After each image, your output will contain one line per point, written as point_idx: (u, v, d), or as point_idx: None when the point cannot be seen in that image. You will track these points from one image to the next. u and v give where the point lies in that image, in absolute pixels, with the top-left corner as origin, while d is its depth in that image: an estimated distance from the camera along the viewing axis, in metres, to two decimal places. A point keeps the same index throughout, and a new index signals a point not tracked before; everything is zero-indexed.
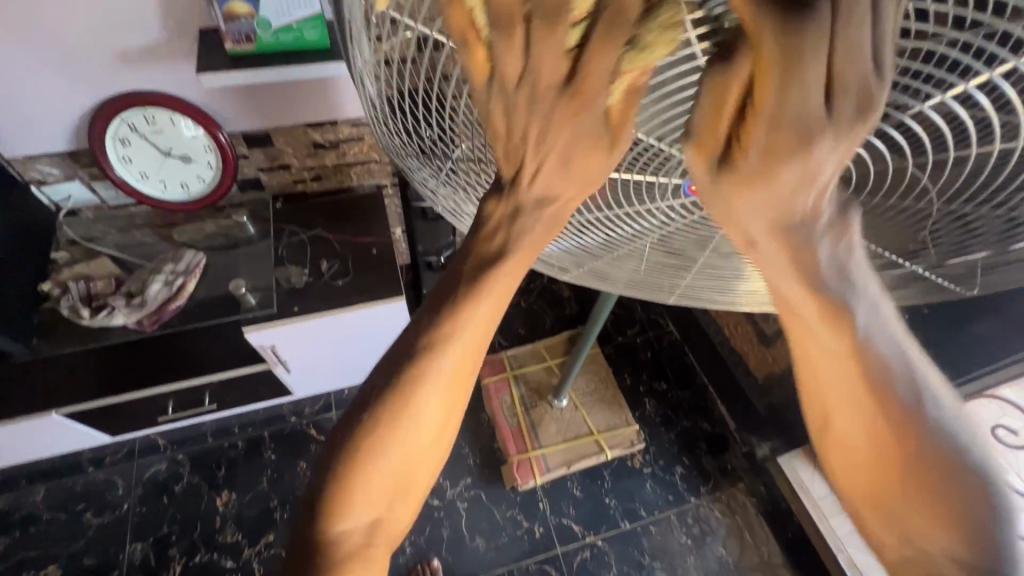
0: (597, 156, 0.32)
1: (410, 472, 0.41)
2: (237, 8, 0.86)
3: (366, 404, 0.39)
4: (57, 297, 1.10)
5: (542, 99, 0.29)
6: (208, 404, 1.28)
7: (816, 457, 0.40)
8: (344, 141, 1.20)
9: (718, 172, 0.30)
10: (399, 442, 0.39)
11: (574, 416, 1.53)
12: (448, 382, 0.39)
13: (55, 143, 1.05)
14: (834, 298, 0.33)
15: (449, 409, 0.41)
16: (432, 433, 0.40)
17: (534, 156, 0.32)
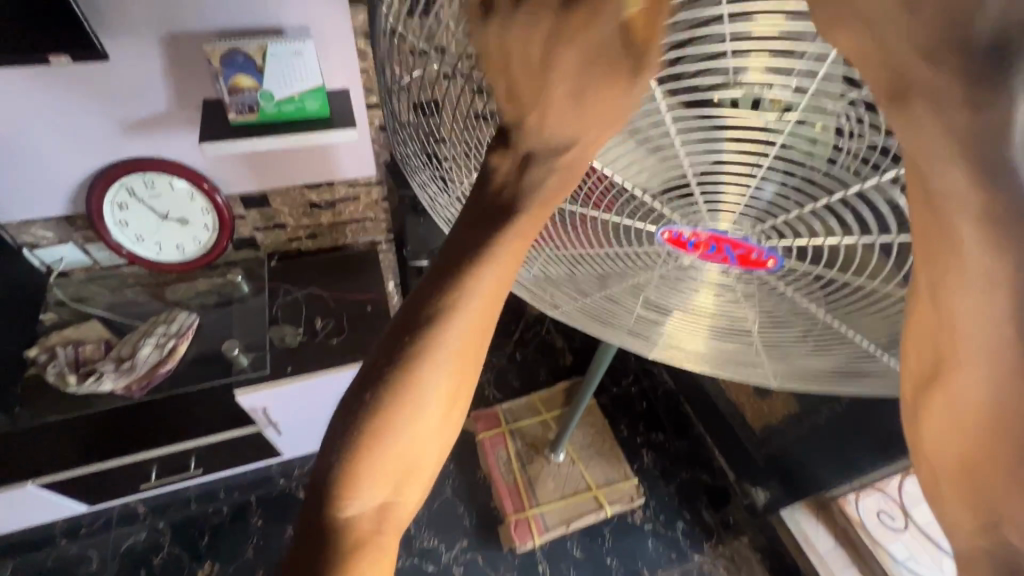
0: (616, 85, 0.32)
1: (418, 451, 0.38)
2: (242, 82, 0.89)
3: (371, 375, 0.36)
4: (42, 363, 1.09)
5: (543, 13, 0.30)
6: (194, 469, 1.24)
7: (912, 404, 0.32)
8: (340, 201, 1.23)
9: None
10: (402, 411, 0.36)
11: (572, 470, 1.50)
12: (459, 353, 0.37)
13: (51, 208, 1.05)
14: (1007, 203, 0.24)
15: (460, 374, 0.37)
16: (440, 401, 0.37)
17: (540, 84, 0.32)
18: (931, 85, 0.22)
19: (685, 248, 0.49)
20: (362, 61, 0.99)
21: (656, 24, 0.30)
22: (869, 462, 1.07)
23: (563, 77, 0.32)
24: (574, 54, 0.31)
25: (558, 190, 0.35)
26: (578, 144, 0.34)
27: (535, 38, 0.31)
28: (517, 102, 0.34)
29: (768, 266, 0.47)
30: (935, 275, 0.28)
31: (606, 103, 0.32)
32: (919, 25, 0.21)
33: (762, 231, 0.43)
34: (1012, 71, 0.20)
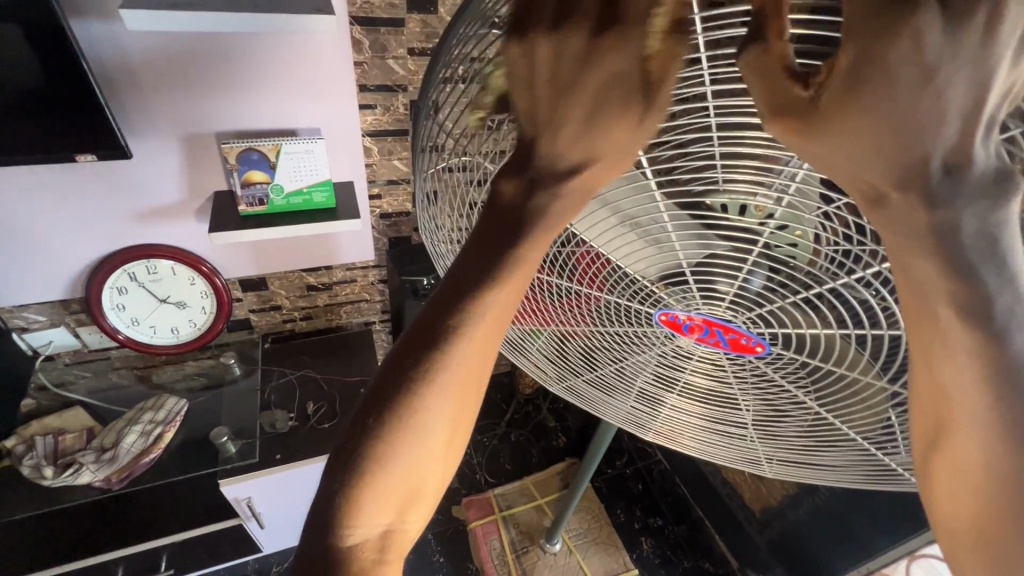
0: (627, 119, 0.32)
1: (418, 480, 0.38)
2: (254, 176, 0.95)
3: (378, 405, 0.37)
4: (18, 454, 1.03)
5: (571, 35, 0.31)
6: (164, 570, 1.14)
7: (915, 469, 0.36)
8: (337, 283, 1.27)
9: (814, 135, 0.27)
10: (409, 438, 0.36)
11: (569, 561, 1.43)
12: (462, 374, 0.37)
13: (48, 293, 1.05)
14: (975, 291, 0.28)
15: (462, 405, 0.38)
16: (446, 420, 0.37)
17: (557, 114, 0.32)
18: (902, 204, 0.27)
19: (680, 331, 0.51)
20: (367, 157, 1.07)
21: (669, 66, 0.30)
22: (875, 545, 1.05)
23: (581, 94, 0.31)
24: (593, 77, 0.31)
25: (565, 215, 0.35)
26: (594, 167, 0.34)
27: (570, 48, 0.31)
28: (533, 123, 0.33)
29: (756, 352, 0.50)
30: (924, 354, 0.32)
31: (616, 137, 0.32)
32: (886, 163, 0.26)
33: (751, 317, 0.46)
34: (952, 183, 0.26)
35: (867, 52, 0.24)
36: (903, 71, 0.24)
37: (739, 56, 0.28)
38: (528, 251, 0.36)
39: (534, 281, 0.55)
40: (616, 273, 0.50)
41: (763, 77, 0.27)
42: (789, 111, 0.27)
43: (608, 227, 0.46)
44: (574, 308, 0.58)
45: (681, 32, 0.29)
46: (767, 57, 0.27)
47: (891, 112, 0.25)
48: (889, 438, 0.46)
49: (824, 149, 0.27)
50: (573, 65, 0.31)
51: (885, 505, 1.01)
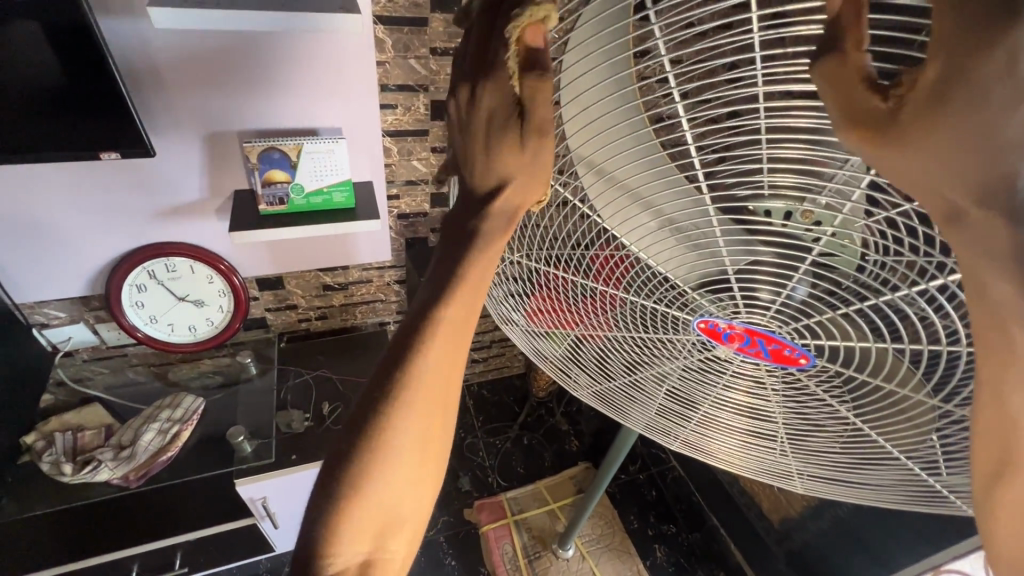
0: (513, 151, 0.34)
1: (397, 504, 0.38)
2: (275, 175, 0.95)
3: (353, 428, 0.37)
4: (38, 450, 1.03)
5: (472, 77, 0.34)
6: (178, 568, 1.14)
7: (974, 499, 0.36)
8: (353, 283, 1.27)
9: (885, 144, 0.27)
10: (380, 461, 0.36)
11: (582, 568, 1.42)
12: (427, 392, 0.37)
13: (69, 290, 1.05)
14: None
15: (431, 425, 0.38)
16: (416, 444, 0.37)
17: (476, 148, 0.36)
18: (982, 222, 0.25)
19: (719, 340, 0.50)
20: (386, 157, 1.07)
21: (540, 97, 0.33)
22: (899, 560, 1.03)
23: (478, 134, 0.35)
24: (480, 111, 0.34)
25: (492, 236, 0.36)
26: (507, 189, 0.36)
27: (467, 98, 0.35)
28: (467, 155, 0.37)
29: (800, 364, 0.48)
30: (992, 383, 0.30)
31: (512, 161, 0.35)
32: (963, 179, 0.25)
33: (792, 329, 0.44)
34: None
35: (954, 62, 0.23)
36: (993, 82, 0.22)
37: (814, 66, 0.28)
38: (466, 271, 0.37)
39: (559, 282, 0.55)
40: (644, 273, 0.49)
41: (837, 87, 0.28)
42: (863, 122, 0.27)
43: (645, 230, 0.46)
44: (598, 312, 0.57)
45: (532, 73, 0.32)
46: (845, 68, 0.27)
47: (971, 124, 0.23)
48: (930, 458, 0.45)
49: (897, 158, 0.27)
50: (468, 111, 0.35)
51: (910, 519, 0.99)
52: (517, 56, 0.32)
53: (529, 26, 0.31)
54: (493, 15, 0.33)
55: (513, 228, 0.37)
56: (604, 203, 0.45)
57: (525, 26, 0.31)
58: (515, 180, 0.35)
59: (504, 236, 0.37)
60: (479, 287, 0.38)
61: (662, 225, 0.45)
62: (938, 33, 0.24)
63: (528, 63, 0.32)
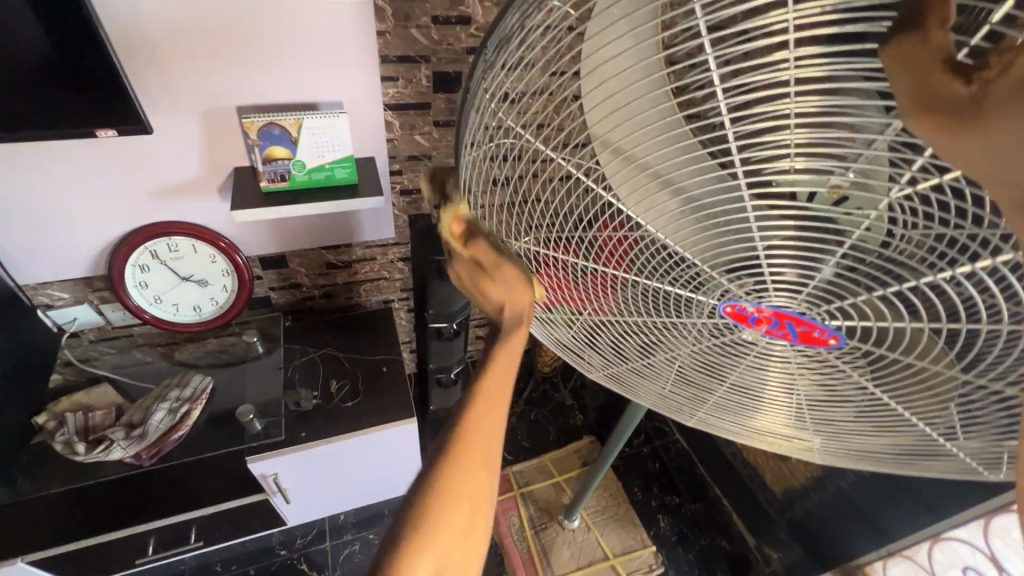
0: (491, 280, 0.50)
1: (460, 522, 0.46)
2: (275, 152, 0.93)
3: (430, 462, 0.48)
4: (50, 430, 1.04)
5: (455, 267, 0.52)
6: (193, 542, 1.17)
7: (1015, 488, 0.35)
8: (357, 261, 1.26)
9: (963, 131, 0.27)
10: (446, 484, 0.47)
11: (587, 538, 1.44)
12: (479, 427, 0.49)
13: (73, 271, 1.05)
14: None
15: (481, 456, 0.49)
16: (473, 468, 0.48)
17: (476, 294, 0.53)
18: None
19: (745, 323, 0.49)
20: (388, 132, 1.04)
21: (484, 248, 0.50)
22: (900, 528, 1.06)
23: (470, 288, 0.52)
24: (468, 280, 0.52)
25: (514, 320, 0.52)
26: (508, 302, 0.51)
27: (459, 275, 0.52)
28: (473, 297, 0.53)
29: (829, 345, 0.48)
30: None
31: (498, 281, 0.50)
32: None
33: (823, 312, 0.44)
34: None
35: None
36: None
37: (888, 44, 0.28)
38: (498, 348, 0.52)
39: (574, 267, 0.54)
40: (667, 256, 0.48)
41: (911, 68, 0.28)
42: (941, 106, 0.27)
43: (667, 211, 0.45)
44: (609, 294, 0.56)
45: (471, 242, 0.49)
46: (923, 48, 0.27)
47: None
48: (949, 424, 0.47)
49: (972, 145, 0.27)
50: (465, 280, 0.52)
51: (913, 491, 1.00)
52: (456, 240, 0.50)
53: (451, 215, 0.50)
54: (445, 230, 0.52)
55: (526, 313, 0.51)
56: (621, 181, 0.44)
57: (450, 221, 0.50)
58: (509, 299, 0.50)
59: (521, 326, 0.51)
60: (512, 357, 0.53)
61: (684, 207, 0.44)
62: None
63: (467, 235, 0.50)
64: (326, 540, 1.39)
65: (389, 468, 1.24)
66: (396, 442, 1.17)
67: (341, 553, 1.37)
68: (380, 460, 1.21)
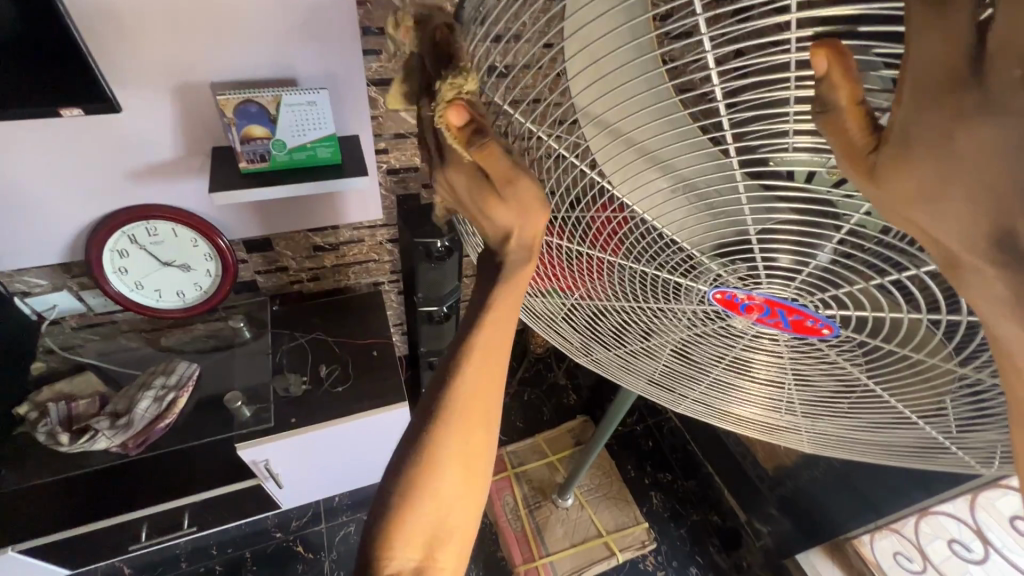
0: (496, 203, 0.41)
1: (445, 508, 0.44)
2: (254, 131, 0.89)
3: (412, 439, 0.45)
4: (33, 420, 1.02)
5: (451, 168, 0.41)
6: (186, 527, 1.17)
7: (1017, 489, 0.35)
8: (344, 243, 1.23)
9: (881, 187, 0.29)
10: (427, 470, 0.44)
11: (581, 515, 1.45)
12: (469, 408, 0.45)
13: (47, 257, 1.01)
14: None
15: (469, 439, 0.45)
16: (459, 450, 0.45)
17: (475, 210, 0.43)
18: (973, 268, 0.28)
19: (735, 311, 0.47)
20: (373, 108, 1.00)
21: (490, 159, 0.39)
22: (888, 505, 1.08)
23: (470, 204, 0.42)
24: (458, 189, 0.42)
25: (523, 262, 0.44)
26: (514, 232, 0.43)
27: (458, 178, 0.41)
28: (472, 206, 0.43)
29: (822, 335, 0.46)
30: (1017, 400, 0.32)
31: (519, 193, 0.41)
32: (958, 226, 0.27)
33: (816, 300, 0.42)
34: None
35: (934, 127, 0.25)
36: (980, 118, 0.24)
37: (817, 118, 0.29)
38: (500, 292, 0.45)
39: (561, 250, 0.52)
40: (656, 240, 0.46)
41: (839, 137, 0.29)
42: (858, 166, 0.29)
43: (656, 192, 0.42)
44: (597, 278, 0.54)
45: (478, 144, 0.39)
46: (841, 121, 0.28)
47: (964, 160, 0.25)
48: (943, 421, 0.46)
49: (892, 201, 0.29)
50: (455, 189, 0.43)
51: (901, 468, 1.01)
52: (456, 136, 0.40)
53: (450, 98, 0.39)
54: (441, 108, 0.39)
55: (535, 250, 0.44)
56: (607, 158, 0.41)
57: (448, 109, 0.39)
58: (515, 226, 0.42)
59: (526, 266, 0.44)
60: (509, 308, 0.46)
61: (674, 187, 0.41)
62: (918, 97, 0.26)
63: (472, 133, 0.40)
64: (321, 522, 1.40)
65: (382, 451, 1.23)
66: (388, 426, 1.17)
67: (337, 534, 1.38)
68: (373, 445, 1.21)
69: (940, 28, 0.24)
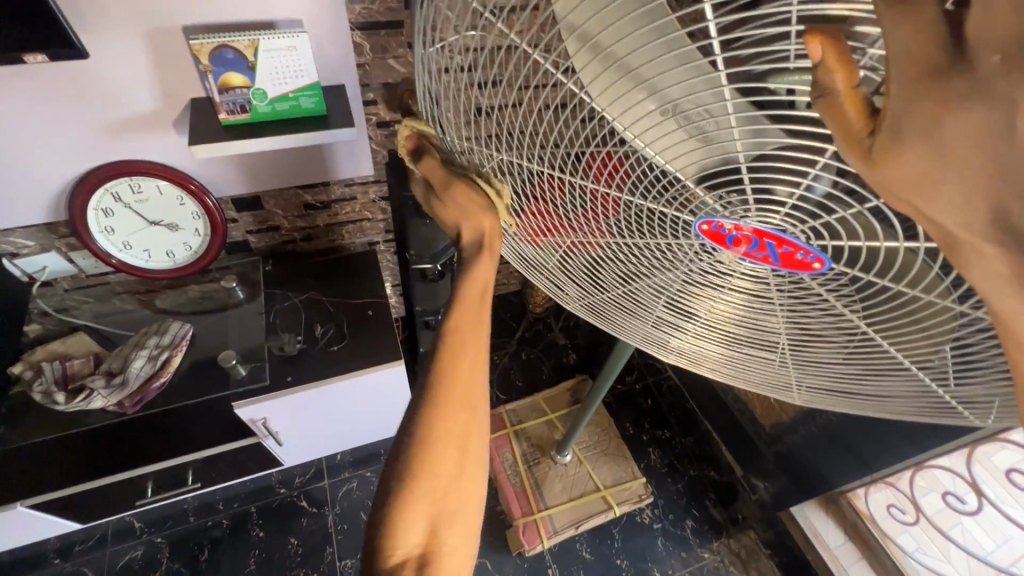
0: (450, 207, 0.57)
1: (447, 487, 0.53)
2: (232, 79, 0.85)
3: (408, 427, 0.54)
4: (28, 380, 1.02)
5: (422, 185, 0.61)
6: (191, 483, 1.19)
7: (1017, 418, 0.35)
8: (337, 201, 1.19)
9: (877, 169, 0.29)
10: (427, 454, 0.52)
11: (579, 471, 1.47)
12: (457, 398, 0.55)
13: (30, 217, 0.99)
14: None
15: (462, 425, 0.55)
16: (456, 430, 0.54)
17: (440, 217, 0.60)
18: (978, 253, 0.29)
19: (723, 244, 0.45)
20: (358, 56, 0.94)
21: (437, 171, 0.56)
22: (880, 460, 1.08)
23: (433, 207, 0.60)
24: (426, 197, 0.61)
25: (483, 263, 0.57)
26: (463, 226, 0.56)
27: (425, 189, 0.61)
28: (437, 209, 0.59)
29: (812, 270, 0.44)
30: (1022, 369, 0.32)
31: (460, 193, 0.55)
32: (958, 210, 0.28)
33: (806, 230, 0.41)
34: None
35: (926, 108, 0.26)
36: (962, 103, 0.25)
37: (816, 103, 0.29)
38: (469, 284, 0.58)
39: (549, 186, 0.50)
40: (647, 170, 0.43)
41: (837, 122, 0.29)
42: (856, 148, 0.29)
43: (647, 116, 0.38)
44: (586, 219, 0.52)
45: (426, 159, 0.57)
46: (838, 108, 0.29)
47: (955, 147, 0.26)
48: (941, 369, 0.46)
49: (886, 182, 0.30)
50: (425, 195, 0.61)
51: (897, 424, 1.00)
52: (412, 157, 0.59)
53: (407, 136, 0.60)
54: (406, 143, 0.60)
55: (495, 242, 0.57)
56: (600, 88, 0.39)
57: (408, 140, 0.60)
58: (464, 221, 0.55)
59: (481, 253, 0.57)
60: (476, 313, 0.59)
61: (664, 109, 0.38)
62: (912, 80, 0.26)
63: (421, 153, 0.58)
64: (324, 478, 1.43)
65: (380, 409, 1.24)
66: (386, 385, 1.17)
67: (340, 489, 1.41)
68: (370, 403, 1.21)
69: (912, 22, 0.25)
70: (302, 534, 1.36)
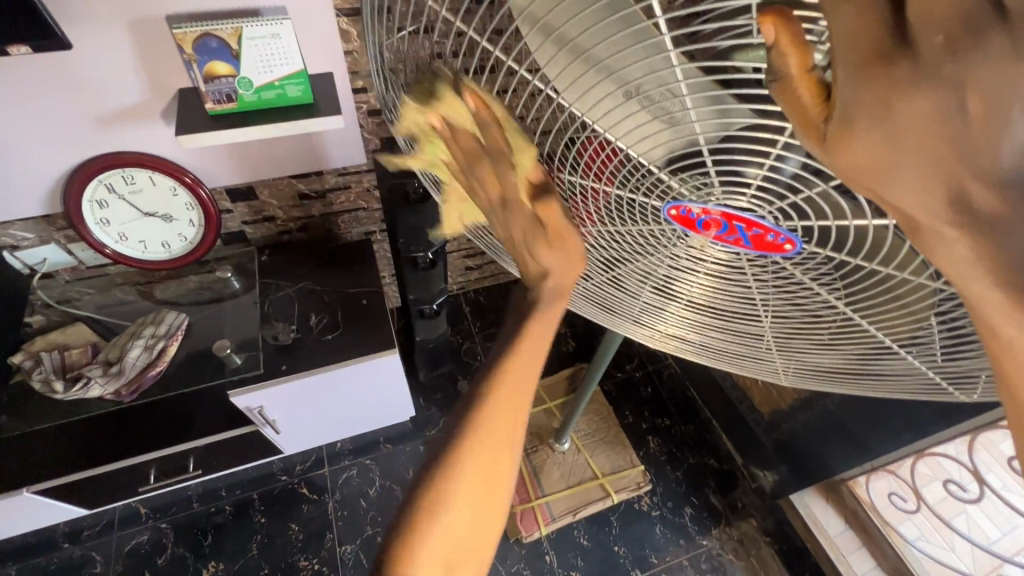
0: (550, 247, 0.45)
1: (466, 530, 0.47)
2: (217, 68, 0.84)
3: (433, 456, 0.49)
4: (29, 369, 1.05)
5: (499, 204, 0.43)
6: (192, 471, 1.21)
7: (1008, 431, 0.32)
8: (330, 190, 1.19)
9: (834, 153, 0.27)
10: (449, 488, 0.47)
11: (577, 459, 1.48)
12: (494, 433, 0.49)
13: (26, 210, 1.00)
14: None
15: (491, 463, 0.49)
16: (483, 469, 0.48)
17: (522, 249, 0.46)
18: (943, 234, 0.27)
19: (694, 228, 0.44)
20: (345, 42, 0.94)
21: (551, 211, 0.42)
22: (877, 446, 1.07)
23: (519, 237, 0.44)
24: (514, 227, 0.44)
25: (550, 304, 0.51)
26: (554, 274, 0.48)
27: (510, 217, 0.44)
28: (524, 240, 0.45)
29: (785, 252, 0.43)
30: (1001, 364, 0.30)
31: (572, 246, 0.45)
32: (922, 191, 0.26)
33: (774, 211, 0.39)
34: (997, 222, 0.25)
35: (878, 90, 0.24)
36: (910, 87, 0.23)
37: (768, 85, 0.28)
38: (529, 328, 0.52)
39: None
40: (616, 156, 0.42)
41: (793, 106, 0.27)
42: (811, 130, 0.27)
43: (609, 98, 0.37)
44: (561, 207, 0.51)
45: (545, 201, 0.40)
46: (792, 89, 0.27)
47: (908, 127, 0.24)
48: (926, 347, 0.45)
49: (844, 167, 0.28)
50: (506, 220, 0.44)
51: (895, 411, 0.99)
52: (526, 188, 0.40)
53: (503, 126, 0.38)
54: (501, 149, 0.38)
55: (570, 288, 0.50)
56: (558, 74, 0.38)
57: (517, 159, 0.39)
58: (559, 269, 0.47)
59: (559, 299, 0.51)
60: (533, 356, 0.52)
61: (626, 91, 0.37)
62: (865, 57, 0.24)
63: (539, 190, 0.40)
64: (324, 466, 1.44)
65: (376, 397, 1.25)
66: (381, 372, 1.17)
67: (340, 477, 1.43)
68: (366, 391, 1.22)
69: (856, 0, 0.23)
70: (303, 520, 1.38)
